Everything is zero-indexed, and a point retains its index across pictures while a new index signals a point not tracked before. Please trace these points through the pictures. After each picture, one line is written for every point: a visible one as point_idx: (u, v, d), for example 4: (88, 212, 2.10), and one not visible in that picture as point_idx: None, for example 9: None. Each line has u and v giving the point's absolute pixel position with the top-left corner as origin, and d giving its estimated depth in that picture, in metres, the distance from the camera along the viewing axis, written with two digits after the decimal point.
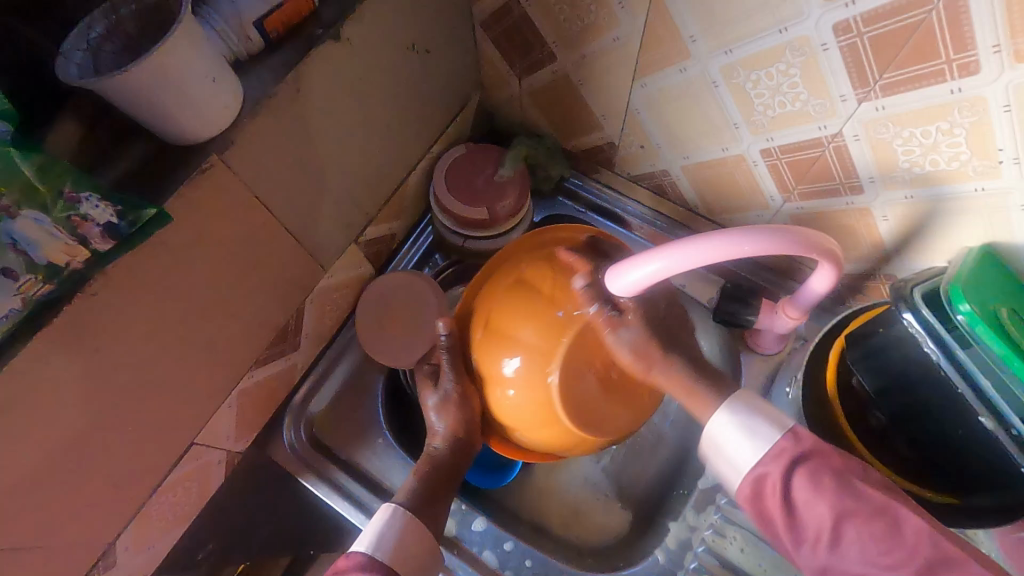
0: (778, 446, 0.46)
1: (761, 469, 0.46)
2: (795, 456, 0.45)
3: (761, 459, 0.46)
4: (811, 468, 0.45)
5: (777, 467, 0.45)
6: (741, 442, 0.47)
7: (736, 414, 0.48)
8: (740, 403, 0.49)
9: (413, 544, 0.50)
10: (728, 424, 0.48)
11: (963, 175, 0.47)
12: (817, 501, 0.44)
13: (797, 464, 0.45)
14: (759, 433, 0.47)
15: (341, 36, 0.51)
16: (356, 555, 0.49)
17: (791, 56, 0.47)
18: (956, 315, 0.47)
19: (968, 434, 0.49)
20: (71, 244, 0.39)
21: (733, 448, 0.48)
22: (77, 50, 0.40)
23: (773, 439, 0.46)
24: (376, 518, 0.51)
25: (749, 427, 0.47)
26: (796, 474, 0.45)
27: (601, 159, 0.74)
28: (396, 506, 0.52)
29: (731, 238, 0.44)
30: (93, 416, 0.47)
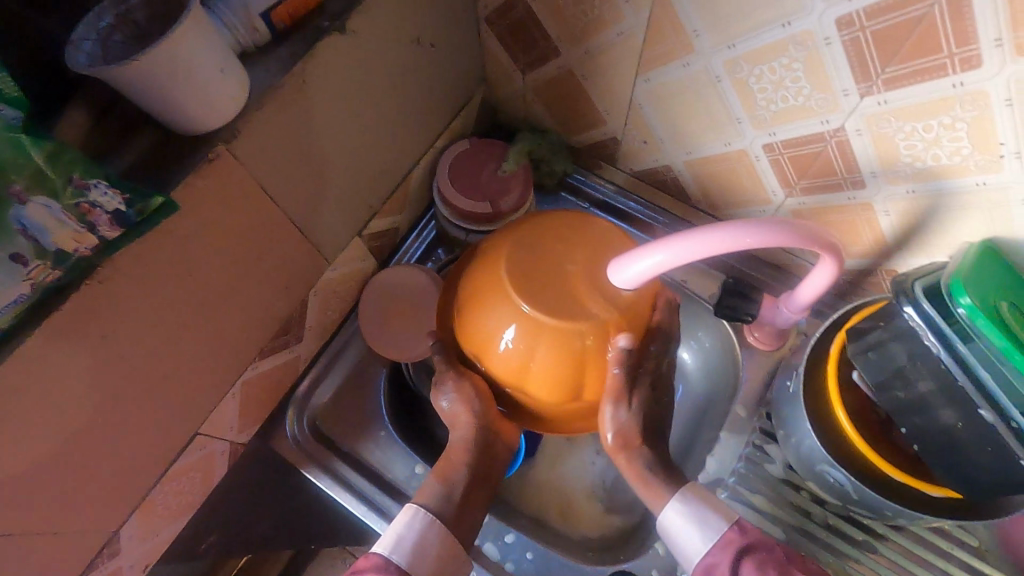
0: (724, 539, 0.51)
1: (710, 560, 0.51)
2: (741, 547, 0.50)
3: (709, 550, 0.51)
4: (756, 558, 0.49)
5: (722, 558, 0.50)
6: (694, 535, 0.52)
7: (689, 505, 0.53)
8: (693, 494, 0.53)
9: (431, 548, 0.51)
10: (682, 515, 0.53)
11: (964, 170, 0.47)
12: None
13: (741, 554, 0.50)
14: (708, 525, 0.52)
15: (347, 29, 0.51)
16: (375, 554, 0.50)
17: (794, 50, 0.48)
18: (957, 308, 0.47)
19: (967, 425, 0.48)
20: (79, 231, 0.39)
21: (685, 542, 0.52)
22: (87, 39, 0.40)
23: (721, 530, 0.51)
24: (398, 519, 0.52)
25: (700, 520, 0.52)
26: (742, 563, 0.49)
27: (605, 155, 0.75)
28: (418, 507, 0.52)
29: (741, 241, 0.45)
30: (99, 404, 0.48)
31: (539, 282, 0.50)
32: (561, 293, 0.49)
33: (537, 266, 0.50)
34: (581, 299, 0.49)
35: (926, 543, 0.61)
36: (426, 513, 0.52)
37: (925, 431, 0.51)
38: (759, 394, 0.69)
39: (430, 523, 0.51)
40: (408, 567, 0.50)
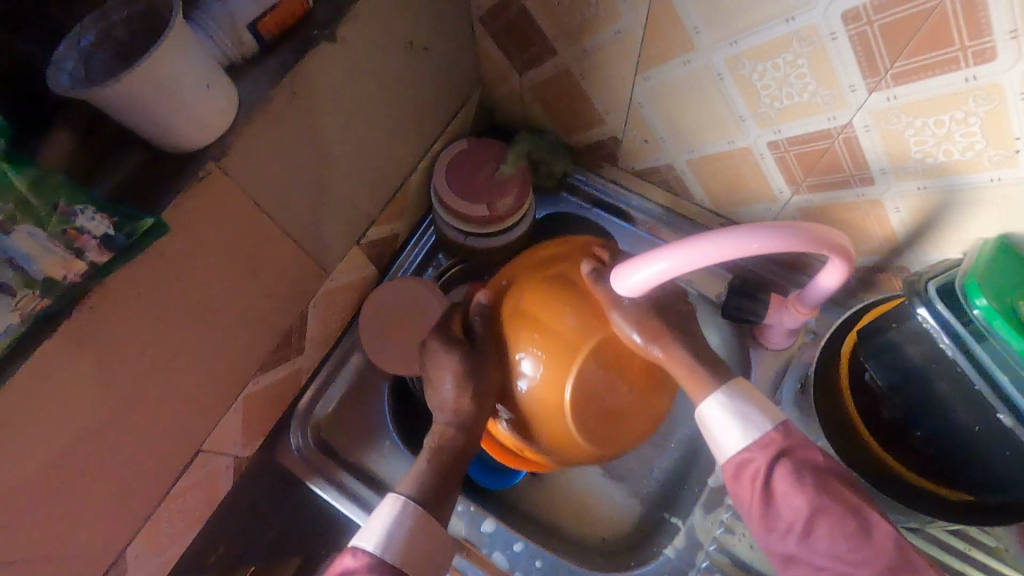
0: (767, 437, 0.47)
1: (746, 456, 0.47)
2: (781, 448, 0.47)
3: (749, 445, 0.47)
4: (794, 462, 0.46)
5: (762, 456, 0.47)
6: (732, 432, 0.48)
7: (730, 401, 0.49)
8: (737, 391, 0.49)
9: (420, 538, 0.48)
10: (721, 409, 0.49)
11: (977, 165, 0.46)
12: (795, 494, 0.45)
13: (781, 456, 0.46)
14: (752, 421, 0.48)
15: (337, 37, 0.50)
16: (364, 553, 0.46)
17: (798, 46, 0.46)
18: (972, 310, 0.45)
19: (984, 429, 0.49)
20: (66, 257, 0.39)
21: (722, 435, 0.49)
22: (69, 59, 0.39)
23: (763, 428, 0.47)
24: (382, 512, 0.48)
25: (742, 415, 0.48)
26: (780, 466, 0.46)
27: (606, 154, 0.73)
28: (405, 500, 0.49)
29: (725, 239, 0.44)
30: (98, 429, 0.47)
31: (552, 324, 0.51)
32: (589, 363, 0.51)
33: (553, 307, 0.52)
34: (588, 376, 0.50)
35: (942, 544, 0.60)
36: (415, 504, 0.49)
37: (941, 434, 0.51)
38: (767, 395, 0.67)
39: (416, 512, 0.48)
40: (401, 564, 0.46)
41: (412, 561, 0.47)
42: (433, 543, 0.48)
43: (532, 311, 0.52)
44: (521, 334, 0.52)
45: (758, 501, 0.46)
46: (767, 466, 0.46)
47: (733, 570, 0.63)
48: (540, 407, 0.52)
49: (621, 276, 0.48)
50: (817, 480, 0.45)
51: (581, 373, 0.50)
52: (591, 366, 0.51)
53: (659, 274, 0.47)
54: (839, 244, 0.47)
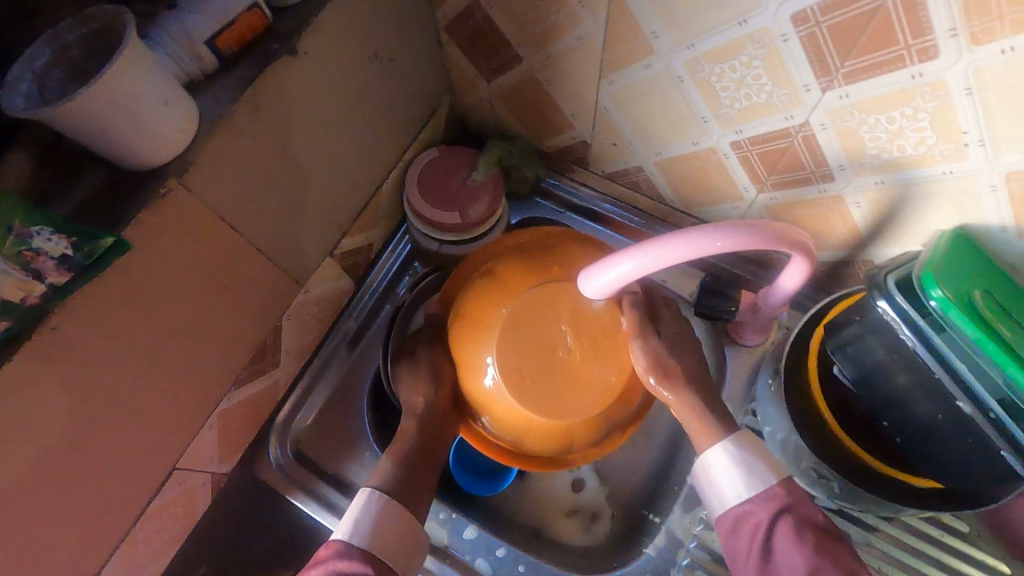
0: (771, 491, 0.50)
1: (746, 508, 0.50)
2: (784, 503, 0.49)
3: (751, 498, 0.50)
4: (795, 521, 0.48)
5: (763, 510, 0.49)
6: (735, 480, 0.51)
7: (733, 454, 0.52)
8: (745, 445, 0.52)
9: (388, 522, 0.50)
10: (725, 461, 0.52)
11: (930, 160, 0.47)
12: (793, 552, 0.46)
13: (783, 513, 0.48)
14: (755, 474, 0.51)
15: (298, 50, 0.50)
16: (335, 543, 0.49)
17: (752, 48, 0.47)
18: (929, 301, 0.46)
19: (948, 417, 0.48)
20: (24, 279, 0.38)
21: (723, 483, 0.52)
22: (23, 80, 0.39)
23: (767, 483, 0.50)
24: (353, 503, 0.51)
25: (747, 469, 0.51)
26: (782, 519, 0.48)
27: (576, 158, 0.74)
28: (373, 490, 0.52)
29: (687, 237, 0.45)
30: (66, 451, 0.47)
31: (485, 315, 0.53)
32: (522, 339, 0.52)
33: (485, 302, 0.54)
34: (529, 349, 0.52)
35: (915, 531, 0.62)
36: (381, 493, 0.52)
37: (905, 425, 0.52)
38: (743, 393, 0.68)
39: (383, 499, 0.51)
40: (371, 549, 0.49)
41: (381, 546, 0.49)
42: (402, 528, 0.51)
43: (475, 313, 0.54)
44: (465, 332, 0.55)
45: (755, 556, 0.47)
46: (767, 519, 0.48)
47: (714, 566, 0.64)
48: (497, 391, 0.53)
49: (594, 275, 0.49)
50: (818, 538, 0.46)
51: (508, 353, 0.51)
52: (519, 338, 0.52)
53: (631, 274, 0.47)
54: (801, 242, 0.48)
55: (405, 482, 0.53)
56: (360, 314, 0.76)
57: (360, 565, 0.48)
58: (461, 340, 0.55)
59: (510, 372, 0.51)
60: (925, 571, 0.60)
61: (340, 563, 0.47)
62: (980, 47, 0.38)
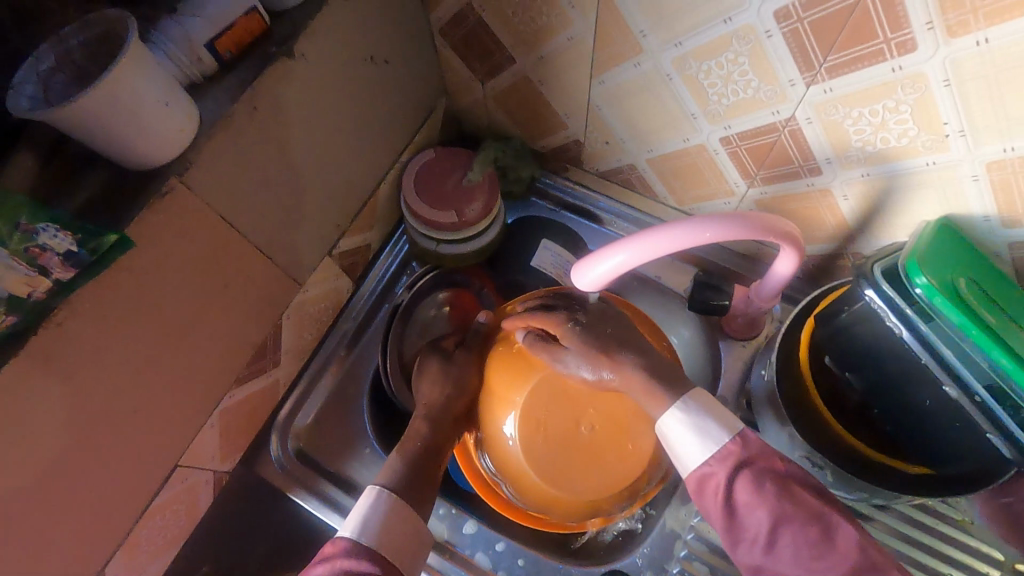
0: (726, 449, 0.47)
1: (707, 469, 0.47)
2: (741, 458, 0.46)
3: (707, 459, 0.47)
4: (755, 472, 0.45)
5: (721, 469, 0.46)
6: (692, 444, 0.48)
7: (687, 415, 0.49)
8: (695, 403, 0.50)
9: (397, 522, 0.51)
10: (678, 425, 0.49)
11: (913, 151, 0.48)
12: (756, 506, 0.43)
13: (742, 468, 0.45)
14: (710, 434, 0.48)
15: (295, 52, 0.51)
16: (343, 540, 0.49)
17: (738, 45, 0.48)
18: (915, 288, 0.48)
19: (938, 402, 0.50)
20: (31, 275, 0.40)
21: (682, 447, 0.49)
22: (29, 83, 0.40)
23: (721, 442, 0.47)
24: (360, 503, 0.51)
25: (700, 429, 0.48)
26: (740, 475, 0.45)
27: (570, 157, 0.75)
28: (380, 489, 0.52)
29: (677, 229, 0.46)
30: (71, 446, 0.47)
31: (528, 359, 0.58)
32: (551, 445, 0.56)
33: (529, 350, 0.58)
34: (548, 472, 0.57)
35: (909, 519, 0.63)
36: (389, 492, 0.52)
37: (898, 410, 0.53)
38: (737, 384, 0.70)
39: (393, 498, 0.52)
40: (378, 547, 0.49)
41: (389, 545, 0.49)
42: (410, 529, 0.51)
43: (517, 351, 0.59)
44: (503, 365, 0.59)
45: (721, 516, 0.45)
46: (726, 479, 0.45)
47: (712, 558, 0.64)
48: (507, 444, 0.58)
49: (583, 267, 0.50)
50: (780, 489, 0.43)
51: (534, 404, 0.56)
52: (547, 469, 0.56)
53: (618, 268, 0.49)
54: (789, 232, 0.49)
55: (405, 475, 0.54)
56: (359, 313, 0.77)
57: (368, 563, 0.47)
58: (495, 370, 0.59)
59: (531, 430, 0.56)
60: (919, 558, 0.61)
61: (349, 560, 0.47)
62: (956, 39, 0.39)
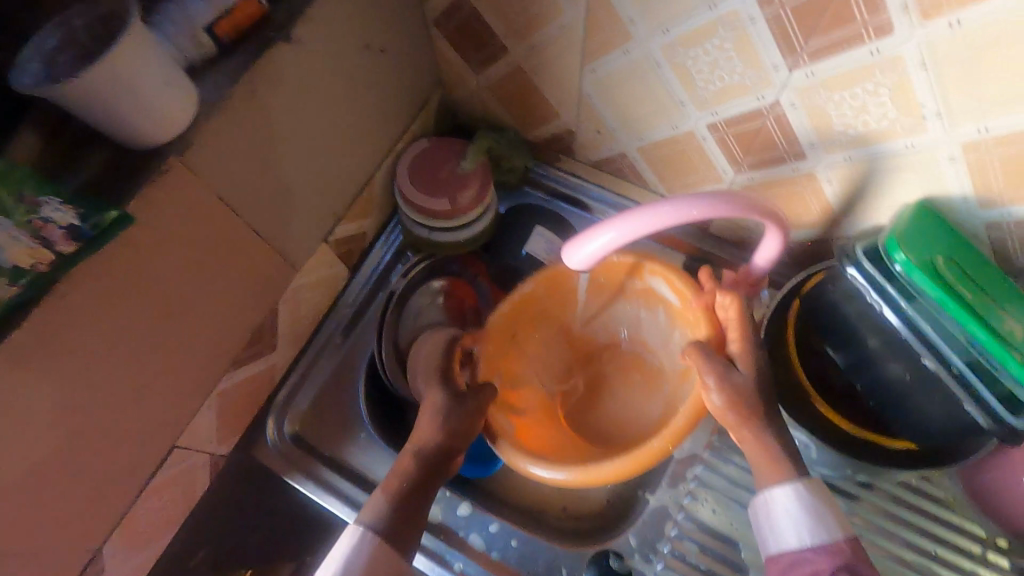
0: (833, 546, 0.50)
1: (807, 556, 0.50)
2: (849, 559, 0.49)
3: (812, 546, 0.51)
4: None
5: (825, 561, 0.49)
6: (802, 529, 0.52)
7: (802, 498, 0.52)
8: (812, 491, 0.52)
9: (368, 554, 0.52)
10: (791, 504, 0.52)
11: (893, 134, 0.50)
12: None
13: (845, 567, 0.48)
14: (822, 526, 0.51)
15: (293, 38, 0.52)
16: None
17: (723, 31, 0.50)
18: (894, 265, 0.50)
19: (915, 375, 0.51)
20: (34, 247, 0.40)
21: (786, 529, 0.52)
22: (33, 62, 0.42)
23: (833, 538, 0.50)
24: (341, 543, 0.53)
25: (814, 516, 0.51)
26: (840, 574, 0.48)
27: (563, 147, 0.77)
28: (360, 528, 0.53)
29: (666, 205, 0.48)
30: (70, 421, 0.48)
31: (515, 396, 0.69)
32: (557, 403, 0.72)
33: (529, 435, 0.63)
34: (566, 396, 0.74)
35: (895, 498, 0.64)
36: (368, 530, 0.53)
37: (878, 385, 0.54)
38: None
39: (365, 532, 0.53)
40: None
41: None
42: (385, 557, 0.52)
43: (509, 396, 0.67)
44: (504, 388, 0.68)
45: None
46: (827, 571, 0.49)
47: (702, 536, 0.66)
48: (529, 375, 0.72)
49: (573, 249, 0.53)
50: None
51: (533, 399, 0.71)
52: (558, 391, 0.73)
53: (596, 252, 0.52)
54: (773, 212, 0.51)
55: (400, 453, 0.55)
56: (355, 300, 0.78)
57: None
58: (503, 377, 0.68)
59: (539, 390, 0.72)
60: (906, 537, 0.62)
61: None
62: (930, 22, 0.41)
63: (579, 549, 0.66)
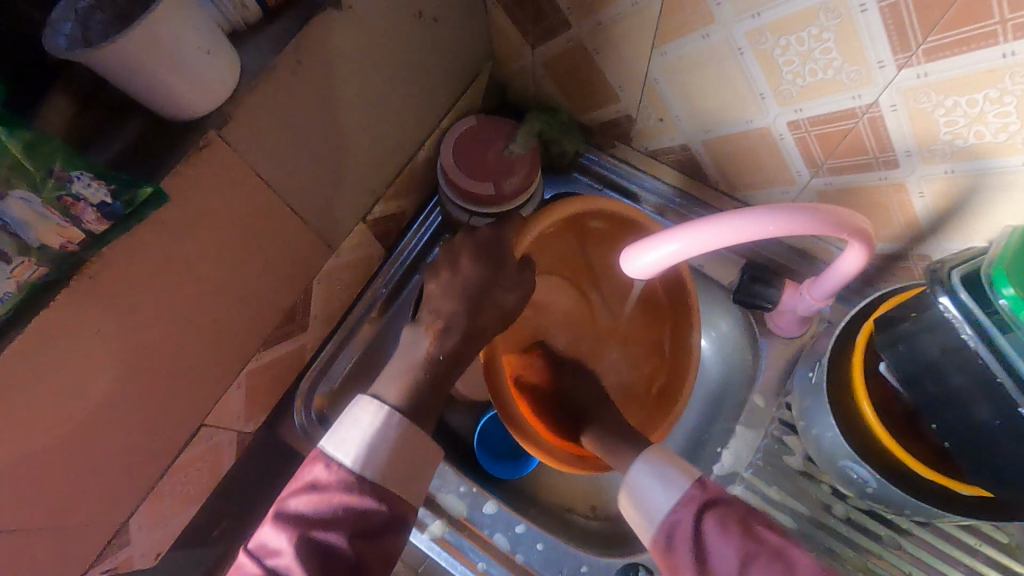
0: (688, 492, 0.48)
1: (673, 516, 0.47)
2: (704, 501, 0.46)
3: (673, 506, 0.47)
4: (720, 514, 0.44)
5: (685, 511, 0.46)
6: (656, 490, 0.49)
7: (648, 466, 0.51)
8: (654, 456, 0.52)
9: (393, 447, 0.48)
10: (643, 473, 0.51)
11: (1011, 148, 0.44)
12: (721, 543, 0.42)
13: (707, 508, 0.46)
14: (672, 482, 0.49)
15: (342, 4, 0.48)
16: (338, 468, 0.47)
17: (825, 18, 0.44)
18: (999, 300, 0.44)
19: (1006, 423, 0.46)
20: (64, 226, 0.38)
21: (648, 499, 0.49)
22: (67, 21, 0.38)
23: (684, 483, 0.48)
24: (362, 424, 0.49)
25: (661, 477, 0.50)
26: (705, 519, 0.45)
27: (618, 133, 0.71)
28: (386, 412, 0.49)
29: (739, 219, 0.44)
30: (98, 400, 0.47)
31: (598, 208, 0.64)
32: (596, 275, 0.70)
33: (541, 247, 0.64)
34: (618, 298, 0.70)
35: (950, 538, 0.60)
36: (393, 418, 0.49)
37: (957, 429, 0.49)
38: (776, 383, 0.67)
39: (394, 421, 0.49)
40: (380, 478, 0.47)
41: (388, 473, 0.47)
42: (404, 451, 0.49)
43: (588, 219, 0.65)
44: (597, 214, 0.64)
45: (685, 560, 0.43)
46: (693, 519, 0.45)
47: None
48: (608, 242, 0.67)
49: (624, 255, 0.49)
50: (743, 528, 0.42)
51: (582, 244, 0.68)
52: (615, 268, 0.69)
53: (656, 263, 0.48)
54: (862, 230, 0.46)
55: None
56: (390, 282, 0.74)
57: (367, 498, 0.45)
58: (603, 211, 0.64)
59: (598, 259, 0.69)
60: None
61: (346, 494, 0.45)
62: None
63: (607, 559, 0.64)
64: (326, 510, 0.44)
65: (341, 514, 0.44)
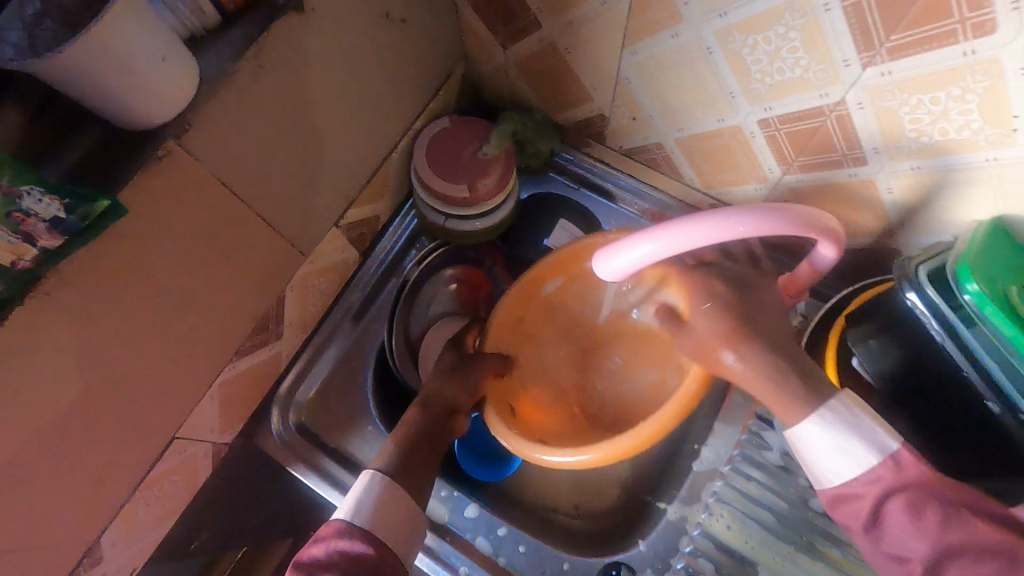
0: (899, 456, 0.45)
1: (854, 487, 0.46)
2: (892, 484, 0.45)
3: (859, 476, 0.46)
4: (910, 495, 0.44)
5: (870, 490, 0.45)
6: (844, 459, 0.47)
7: (835, 418, 0.47)
8: (840, 409, 0.48)
9: (389, 501, 0.49)
10: (821, 432, 0.47)
11: (973, 145, 0.44)
12: (912, 532, 0.43)
13: (895, 491, 0.44)
14: (853, 449, 0.46)
15: (304, 7, 0.47)
16: (336, 521, 0.48)
17: (791, 18, 0.44)
18: (964, 295, 0.47)
19: (972, 411, 0.48)
20: (15, 242, 0.37)
21: (821, 463, 0.48)
22: (14, 31, 0.37)
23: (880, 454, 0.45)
24: (356, 485, 0.50)
25: (845, 440, 0.46)
26: (892, 498, 0.44)
27: (593, 132, 0.71)
28: (375, 472, 0.50)
29: (710, 220, 0.44)
30: (62, 418, 0.45)
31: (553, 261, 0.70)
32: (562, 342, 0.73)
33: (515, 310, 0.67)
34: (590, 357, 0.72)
35: None
36: (382, 475, 0.50)
37: (928, 420, 0.51)
38: None
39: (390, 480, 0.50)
40: (371, 527, 0.47)
41: (385, 524, 0.48)
42: (399, 505, 0.49)
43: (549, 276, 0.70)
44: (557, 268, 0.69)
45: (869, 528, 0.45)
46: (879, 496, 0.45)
47: (719, 555, 0.62)
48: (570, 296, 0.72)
49: (598, 258, 0.49)
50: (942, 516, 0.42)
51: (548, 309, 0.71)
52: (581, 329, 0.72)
53: (630, 266, 0.48)
54: (829, 229, 0.47)
55: (385, 459, 0.52)
56: (366, 286, 0.74)
57: (361, 545, 0.46)
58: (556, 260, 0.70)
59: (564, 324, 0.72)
60: None
61: (344, 542, 0.46)
62: None
63: (588, 557, 0.64)
64: (328, 558, 0.45)
65: (335, 558, 0.44)
